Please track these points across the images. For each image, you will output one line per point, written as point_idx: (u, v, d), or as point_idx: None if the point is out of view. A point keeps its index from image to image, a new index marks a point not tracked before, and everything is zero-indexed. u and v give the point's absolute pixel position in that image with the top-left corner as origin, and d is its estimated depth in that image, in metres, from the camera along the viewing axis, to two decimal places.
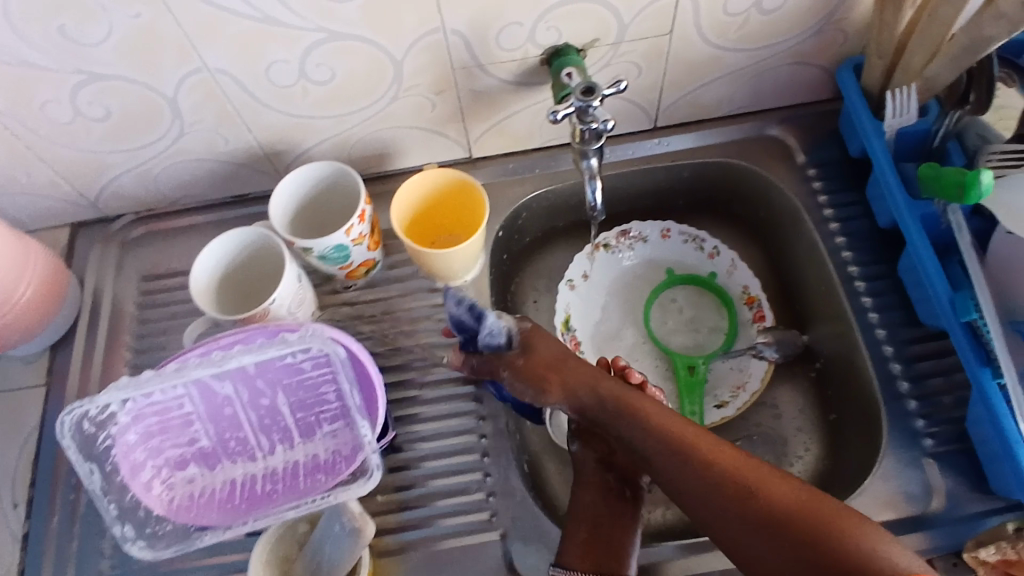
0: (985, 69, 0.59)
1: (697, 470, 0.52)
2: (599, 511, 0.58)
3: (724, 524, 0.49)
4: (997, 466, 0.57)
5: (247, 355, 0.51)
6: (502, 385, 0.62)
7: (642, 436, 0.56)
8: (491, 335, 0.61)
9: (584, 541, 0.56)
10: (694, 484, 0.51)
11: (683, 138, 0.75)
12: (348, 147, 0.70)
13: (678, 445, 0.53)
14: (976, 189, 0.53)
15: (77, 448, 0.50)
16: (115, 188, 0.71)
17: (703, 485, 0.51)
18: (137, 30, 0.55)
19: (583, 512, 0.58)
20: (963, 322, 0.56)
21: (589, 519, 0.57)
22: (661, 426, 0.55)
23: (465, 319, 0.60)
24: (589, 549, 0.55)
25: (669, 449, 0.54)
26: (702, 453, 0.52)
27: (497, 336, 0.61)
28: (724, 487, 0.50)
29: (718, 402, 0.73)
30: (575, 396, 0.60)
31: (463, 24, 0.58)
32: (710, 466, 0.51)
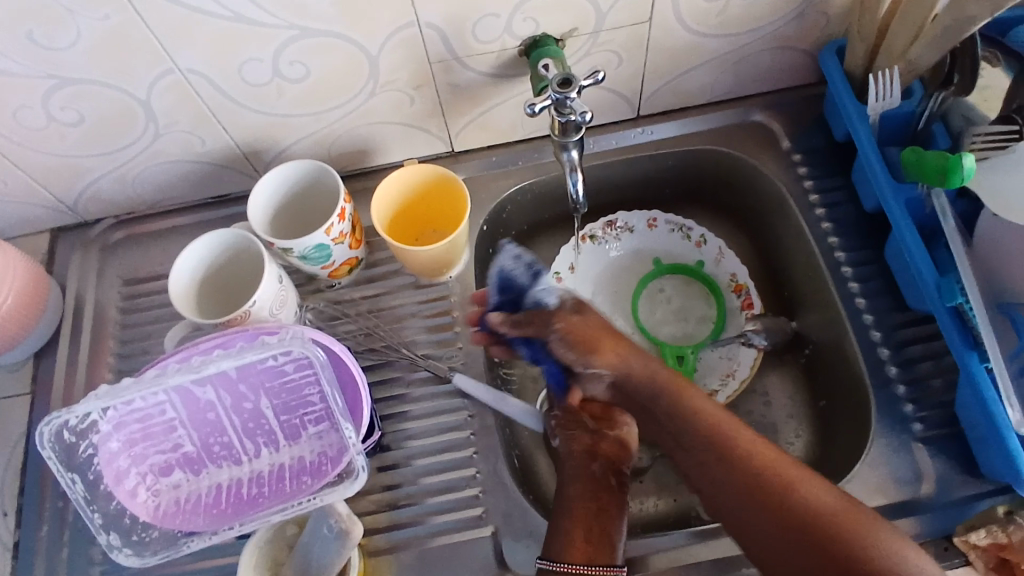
0: (968, 50, 0.59)
1: (723, 458, 0.51)
2: (588, 499, 0.55)
3: (743, 518, 0.49)
4: (986, 449, 0.57)
5: (226, 360, 0.51)
6: (542, 347, 0.62)
7: (673, 418, 0.56)
8: (540, 292, 0.62)
9: (575, 532, 0.54)
10: (718, 474, 0.51)
11: (667, 127, 0.75)
12: (327, 145, 0.69)
13: (708, 430, 0.53)
14: (960, 173, 0.53)
15: (58, 458, 0.50)
16: (94, 193, 0.70)
17: (728, 476, 0.50)
18: (106, 33, 0.54)
19: (573, 504, 0.55)
20: (949, 306, 0.56)
21: (579, 509, 0.55)
22: (697, 410, 0.55)
23: (520, 274, 0.63)
24: (579, 540, 0.53)
25: (699, 434, 0.53)
26: (730, 442, 0.52)
27: (546, 295, 0.62)
28: (750, 484, 0.49)
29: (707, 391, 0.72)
30: (625, 367, 0.60)
31: (438, 18, 0.58)
32: (734, 457, 0.51)
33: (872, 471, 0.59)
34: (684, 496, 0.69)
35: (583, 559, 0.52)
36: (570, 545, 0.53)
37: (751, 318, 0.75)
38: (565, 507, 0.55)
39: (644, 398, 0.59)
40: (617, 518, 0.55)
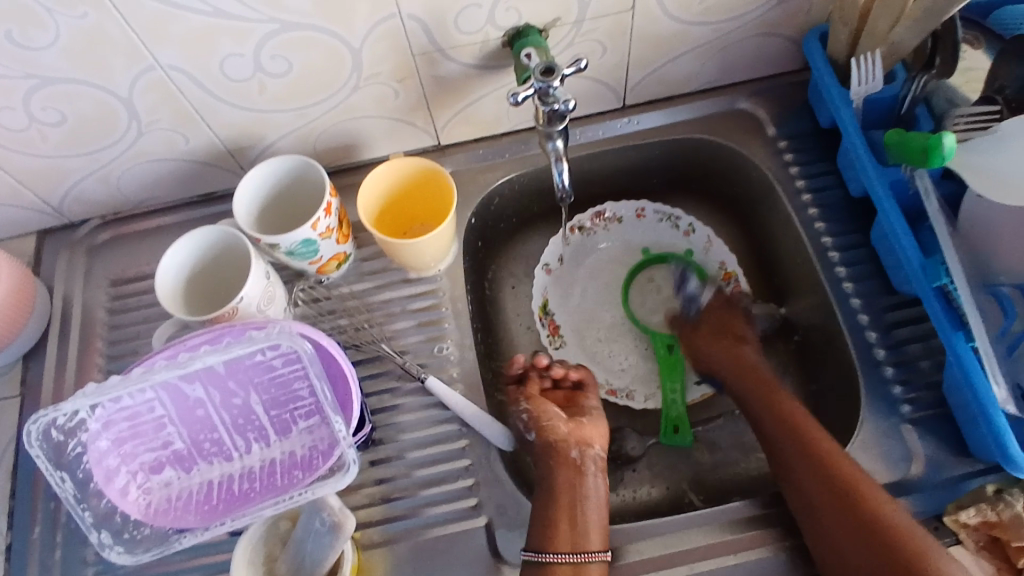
0: (951, 33, 0.59)
1: (807, 450, 0.58)
2: (567, 489, 0.60)
3: (817, 504, 0.55)
4: (974, 428, 0.57)
5: (212, 355, 0.51)
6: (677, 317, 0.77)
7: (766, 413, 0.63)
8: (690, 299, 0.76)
9: (560, 523, 0.57)
10: (797, 461, 0.58)
11: (653, 116, 0.75)
12: (312, 140, 0.69)
13: (794, 425, 0.60)
14: (941, 153, 0.53)
15: (47, 457, 0.49)
16: (78, 193, 0.70)
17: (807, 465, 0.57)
18: (84, 31, 0.54)
19: (557, 494, 0.59)
20: (935, 288, 0.56)
21: (559, 499, 0.59)
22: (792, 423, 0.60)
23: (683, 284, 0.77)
24: (563, 530, 0.57)
25: (787, 428, 0.60)
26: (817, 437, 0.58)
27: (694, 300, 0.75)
28: (831, 485, 0.55)
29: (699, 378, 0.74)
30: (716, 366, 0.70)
31: (419, 9, 0.57)
32: (818, 450, 0.57)
33: (863, 454, 0.60)
34: (677, 483, 0.69)
35: (569, 548, 0.56)
36: (556, 536, 0.56)
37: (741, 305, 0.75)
38: (545, 499, 0.59)
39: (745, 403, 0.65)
40: (592, 502, 0.60)
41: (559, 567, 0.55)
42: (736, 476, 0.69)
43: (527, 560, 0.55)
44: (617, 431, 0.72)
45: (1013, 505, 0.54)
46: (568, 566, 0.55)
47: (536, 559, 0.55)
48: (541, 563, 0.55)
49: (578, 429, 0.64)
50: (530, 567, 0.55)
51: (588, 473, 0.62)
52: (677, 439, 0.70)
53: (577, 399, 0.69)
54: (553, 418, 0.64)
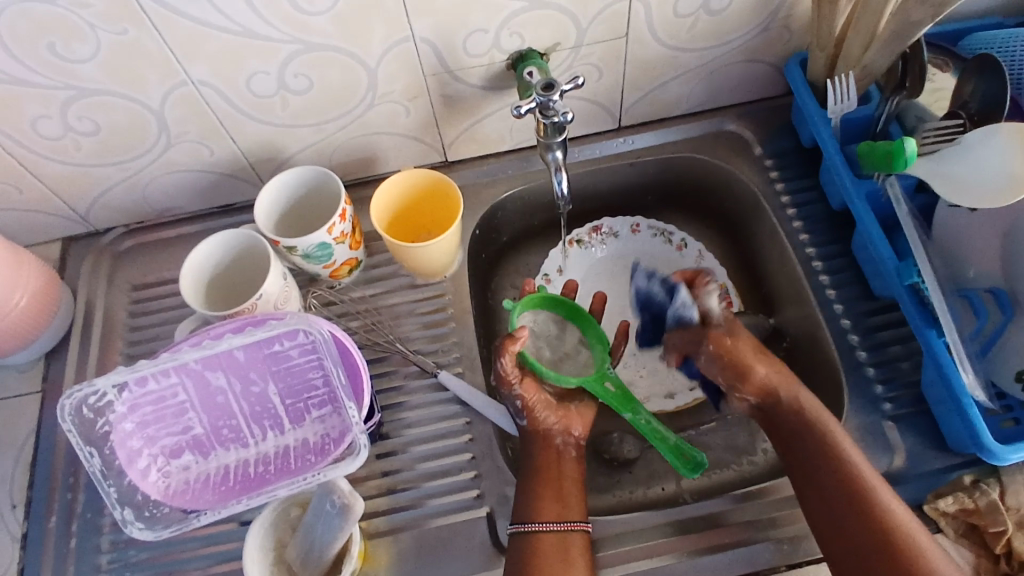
0: (918, 54, 0.63)
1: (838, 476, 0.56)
2: (550, 466, 0.62)
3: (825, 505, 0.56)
4: (951, 422, 0.60)
5: (237, 338, 0.55)
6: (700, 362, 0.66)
7: (807, 440, 0.58)
8: (682, 308, 0.66)
9: (546, 497, 0.60)
10: (837, 504, 0.55)
11: (647, 137, 0.80)
12: (328, 154, 0.74)
13: (837, 462, 0.56)
14: (903, 157, 0.58)
15: (77, 432, 0.53)
16: (105, 202, 0.74)
17: (848, 506, 0.54)
18: (122, 46, 0.59)
19: (547, 471, 0.61)
20: (907, 285, 0.60)
21: (546, 474, 0.61)
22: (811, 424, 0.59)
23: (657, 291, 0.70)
24: (549, 503, 0.59)
25: (828, 466, 0.56)
26: (860, 481, 0.55)
27: (688, 309, 0.66)
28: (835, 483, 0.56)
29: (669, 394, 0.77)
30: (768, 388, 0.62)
31: (430, 32, 0.63)
32: (858, 490, 0.55)
33: None
34: (672, 483, 0.71)
35: (554, 518, 0.58)
36: (541, 507, 0.59)
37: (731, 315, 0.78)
38: (529, 471, 0.61)
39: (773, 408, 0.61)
40: (577, 485, 0.62)
41: (544, 538, 0.57)
42: (728, 477, 0.71)
43: (514, 532, 0.58)
44: (617, 434, 0.75)
45: (988, 493, 0.57)
46: (553, 535, 0.57)
47: (520, 530, 0.57)
48: (529, 531, 0.57)
49: (566, 417, 0.65)
50: (515, 539, 0.58)
51: (569, 458, 0.63)
52: (699, 467, 0.64)
53: (570, 392, 0.67)
54: (546, 406, 0.64)
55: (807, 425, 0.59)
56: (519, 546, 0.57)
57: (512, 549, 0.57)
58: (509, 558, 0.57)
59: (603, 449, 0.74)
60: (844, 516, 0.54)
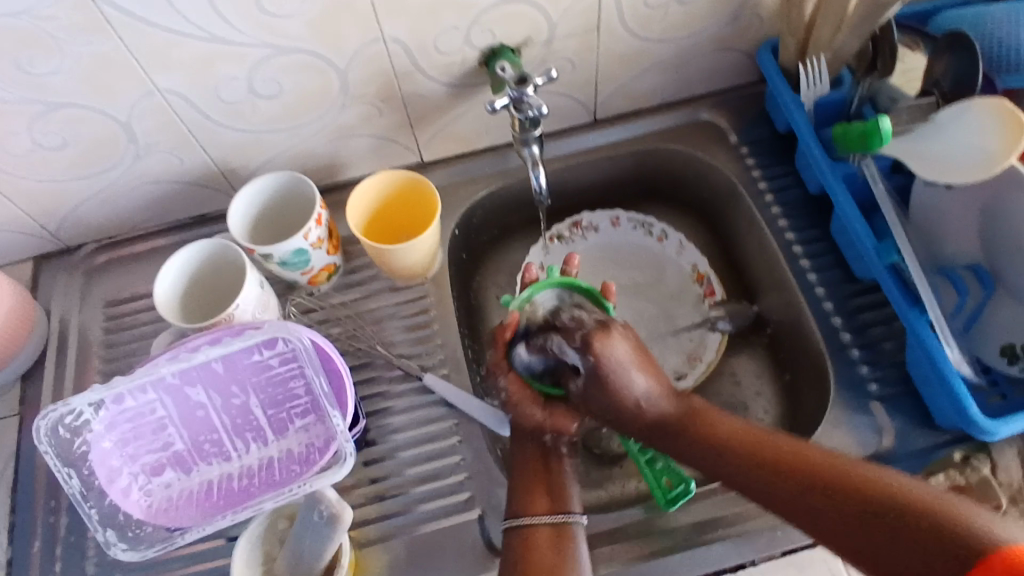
0: (888, 36, 0.64)
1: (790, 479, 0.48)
2: (538, 462, 0.61)
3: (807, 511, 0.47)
4: (937, 400, 0.60)
5: (214, 349, 0.54)
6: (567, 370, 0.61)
7: (731, 457, 0.52)
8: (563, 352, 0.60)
9: (538, 491, 0.59)
10: (810, 503, 0.47)
11: (623, 129, 0.79)
12: (302, 159, 0.73)
13: (766, 461, 0.50)
14: (879, 135, 0.58)
15: (54, 453, 0.52)
16: (77, 218, 0.73)
17: (821, 500, 0.46)
18: (87, 58, 0.57)
19: (525, 462, 0.61)
20: (887, 265, 0.61)
21: (533, 469, 0.60)
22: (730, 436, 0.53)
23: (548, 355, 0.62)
24: (540, 497, 0.58)
25: (767, 474, 0.50)
26: (814, 469, 0.48)
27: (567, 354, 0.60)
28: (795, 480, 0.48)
29: (677, 374, 0.76)
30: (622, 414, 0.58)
31: (400, 32, 0.62)
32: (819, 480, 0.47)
33: (835, 432, 0.63)
34: None
35: (548, 511, 0.57)
36: (533, 502, 0.58)
37: (713, 305, 0.78)
38: (517, 469, 0.61)
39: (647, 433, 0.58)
40: (570, 479, 0.60)
41: (539, 529, 0.56)
42: None
43: (509, 529, 0.57)
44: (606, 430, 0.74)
45: (979, 469, 0.58)
46: (548, 528, 0.56)
47: (516, 524, 0.56)
48: (524, 525, 0.56)
49: (554, 416, 0.62)
50: (512, 534, 0.56)
51: (558, 454, 0.62)
52: (677, 495, 0.59)
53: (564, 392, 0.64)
54: (531, 403, 0.62)
55: (704, 435, 0.54)
56: (515, 544, 0.55)
57: (508, 546, 0.56)
58: (505, 556, 0.55)
59: (592, 445, 0.73)
60: (810, 506, 0.47)
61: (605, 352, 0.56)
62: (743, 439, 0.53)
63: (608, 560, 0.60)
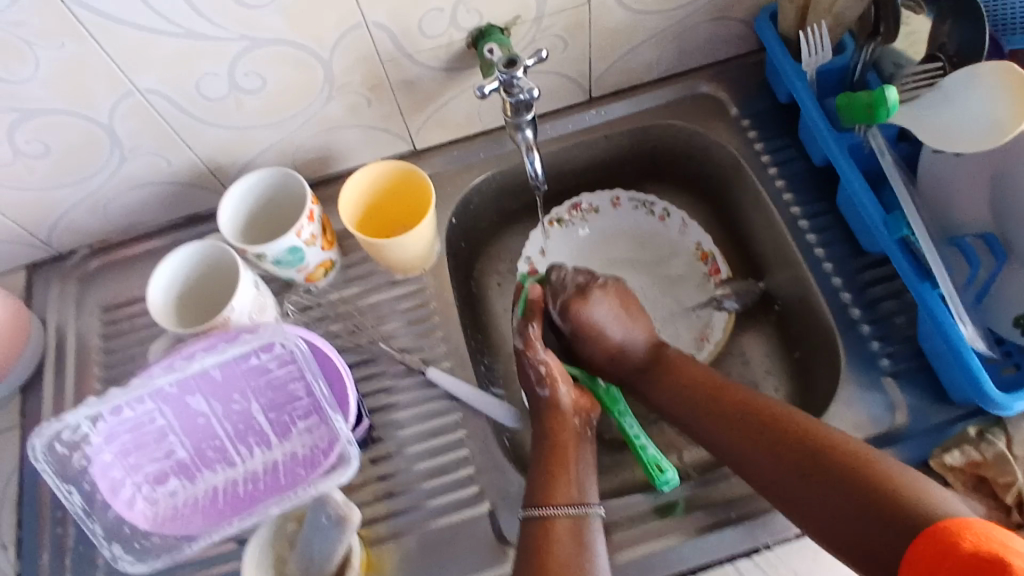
0: (890, 2, 0.59)
1: (749, 431, 0.56)
2: (567, 448, 0.59)
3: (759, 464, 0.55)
4: (951, 374, 0.59)
5: (209, 357, 0.53)
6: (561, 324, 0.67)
7: (701, 411, 0.60)
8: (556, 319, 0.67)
9: (557, 480, 0.57)
10: (763, 458, 0.54)
11: (620, 106, 0.77)
12: (291, 153, 0.71)
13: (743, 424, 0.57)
14: (885, 106, 0.56)
15: (53, 471, 0.51)
16: (65, 224, 0.71)
17: (771, 456, 0.54)
18: (60, 61, 0.56)
19: (546, 452, 0.59)
20: (896, 239, 0.59)
21: (560, 458, 0.59)
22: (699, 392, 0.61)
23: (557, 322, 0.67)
24: (562, 485, 0.57)
25: (730, 425, 0.58)
26: (772, 422, 0.56)
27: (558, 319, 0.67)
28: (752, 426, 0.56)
29: None
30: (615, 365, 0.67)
31: (383, 18, 0.60)
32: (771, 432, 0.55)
33: (847, 411, 0.62)
34: (674, 458, 0.70)
35: (569, 501, 0.56)
36: (554, 490, 0.56)
37: (720, 284, 0.77)
38: (541, 460, 0.59)
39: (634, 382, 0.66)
40: (589, 471, 0.59)
41: (557, 522, 0.55)
42: None
43: (526, 518, 0.55)
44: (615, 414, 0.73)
45: (995, 443, 0.56)
46: (568, 520, 0.55)
47: (535, 513, 0.55)
48: (543, 515, 0.55)
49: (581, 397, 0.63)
50: (529, 524, 0.55)
51: (585, 438, 0.61)
52: (666, 478, 0.61)
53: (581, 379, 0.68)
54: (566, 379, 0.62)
55: (693, 403, 0.61)
56: (531, 533, 0.54)
57: (527, 533, 0.55)
58: (523, 542, 0.54)
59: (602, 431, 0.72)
60: (779, 470, 0.53)
61: (583, 314, 0.65)
62: (722, 399, 0.60)
63: (621, 549, 0.59)
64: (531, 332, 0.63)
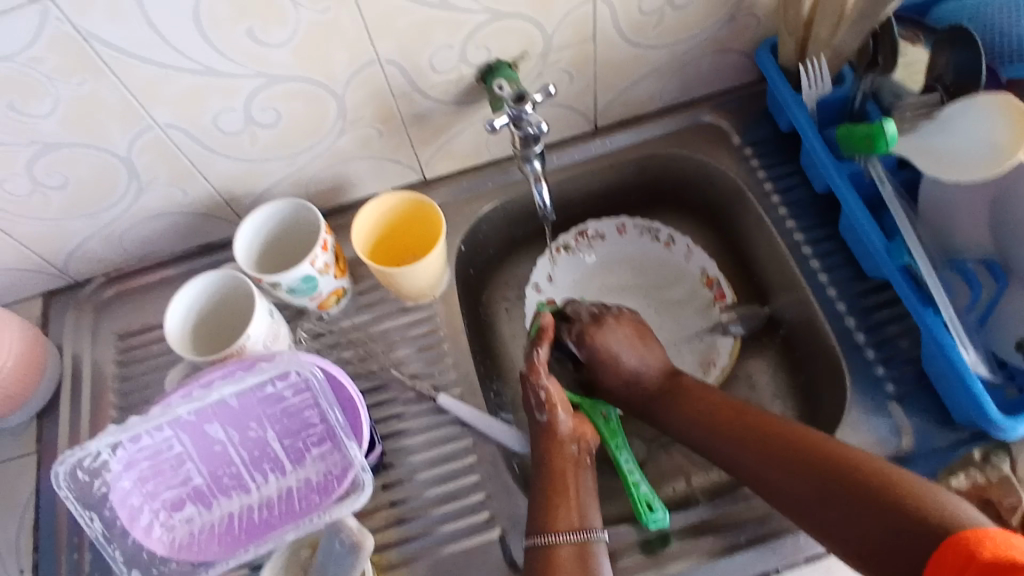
0: (889, 31, 0.63)
1: (755, 447, 0.57)
2: (565, 475, 0.60)
3: (770, 479, 0.55)
4: (955, 398, 0.60)
5: (226, 386, 0.54)
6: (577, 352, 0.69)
7: (709, 428, 0.61)
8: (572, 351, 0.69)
9: (561, 507, 0.58)
10: (774, 472, 0.55)
11: (623, 136, 0.79)
12: (304, 185, 0.73)
13: (757, 439, 0.57)
14: (884, 139, 0.57)
15: (75, 497, 0.53)
16: (83, 254, 0.73)
17: (781, 471, 0.54)
18: (82, 98, 0.58)
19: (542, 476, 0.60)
20: (899, 266, 0.60)
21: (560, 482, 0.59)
22: (706, 409, 0.62)
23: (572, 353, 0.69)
24: (564, 510, 0.58)
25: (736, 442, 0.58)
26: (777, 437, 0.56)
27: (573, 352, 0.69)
28: (758, 443, 0.57)
29: None
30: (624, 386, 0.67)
31: (395, 54, 0.62)
32: (777, 446, 0.55)
33: (853, 434, 0.62)
34: (683, 483, 0.70)
35: (572, 527, 0.57)
36: (556, 516, 0.57)
37: (724, 308, 0.78)
38: (542, 483, 0.60)
39: (643, 401, 0.66)
40: (592, 497, 0.60)
41: (562, 548, 0.55)
42: None
43: (528, 546, 0.56)
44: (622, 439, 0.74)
45: (999, 467, 0.57)
46: (570, 546, 0.55)
47: (537, 541, 0.56)
48: (545, 543, 0.56)
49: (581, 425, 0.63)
50: (533, 551, 0.56)
51: (584, 467, 0.61)
52: (653, 517, 0.60)
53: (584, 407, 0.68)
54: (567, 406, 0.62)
55: (698, 417, 0.62)
56: (534, 561, 0.55)
57: (531, 559, 0.55)
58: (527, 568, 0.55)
59: None
60: (792, 486, 0.53)
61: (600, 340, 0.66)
62: (727, 416, 0.60)
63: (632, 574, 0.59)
64: (540, 357, 0.63)
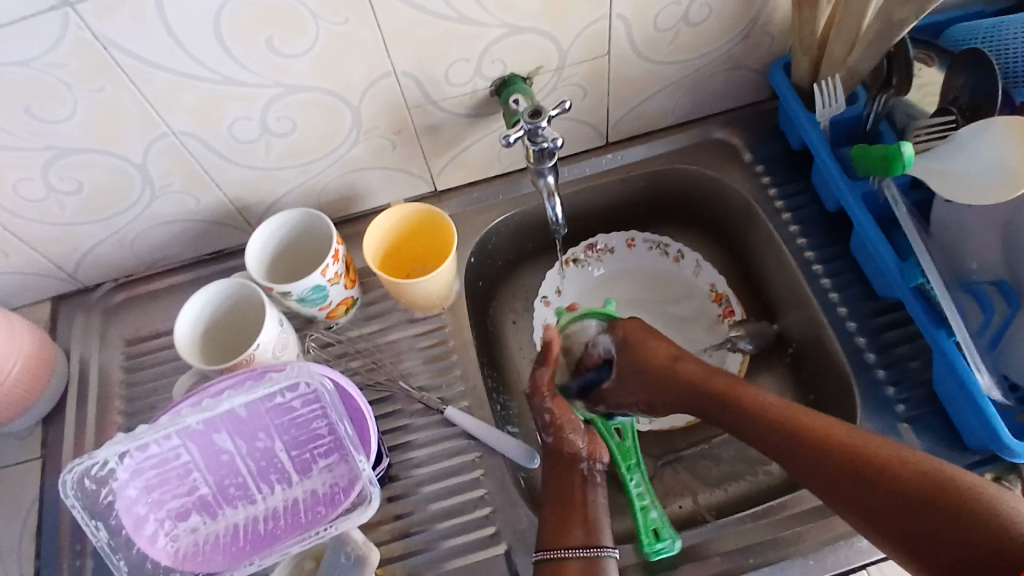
0: (902, 52, 0.64)
1: (803, 445, 0.53)
2: (575, 494, 0.59)
3: (820, 480, 0.51)
4: (966, 420, 0.59)
5: (237, 395, 0.54)
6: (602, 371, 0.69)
7: (749, 423, 0.57)
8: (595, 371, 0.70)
9: (573, 524, 0.57)
10: (825, 474, 0.51)
11: (635, 151, 0.79)
12: (315, 194, 0.73)
13: (803, 438, 0.53)
14: (901, 161, 0.57)
15: (81, 506, 0.52)
16: (93, 259, 0.73)
17: (833, 473, 0.51)
18: (100, 105, 0.58)
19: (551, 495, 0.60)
20: (913, 287, 0.60)
21: (569, 500, 0.59)
22: (746, 404, 0.58)
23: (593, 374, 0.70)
24: (575, 526, 0.57)
25: (782, 439, 0.54)
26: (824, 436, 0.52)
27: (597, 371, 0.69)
28: (805, 441, 0.53)
29: None
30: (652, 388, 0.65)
31: (412, 67, 0.62)
32: (826, 445, 0.52)
33: None
34: (689, 500, 0.70)
35: (581, 543, 0.56)
36: (568, 532, 0.57)
37: (733, 325, 0.78)
38: (552, 501, 0.60)
39: (677, 400, 0.63)
40: (604, 510, 0.59)
41: (570, 563, 0.55)
42: (745, 489, 0.69)
43: (537, 560, 0.56)
44: None
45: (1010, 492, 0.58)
46: (579, 562, 0.55)
47: (545, 556, 0.56)
48: (552, 558, 0.55)
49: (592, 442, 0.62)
50: (542, 566, 0.56)
51: (597, 484, 0.60)
52: (660, 546, 0.59)
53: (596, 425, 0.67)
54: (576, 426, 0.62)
55: (740, 413, 0.58)
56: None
57: None
58: None
59: None
60: (854, 491, 0.49)
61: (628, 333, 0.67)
62: (770, 412, 0.56)
63: None
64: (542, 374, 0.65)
